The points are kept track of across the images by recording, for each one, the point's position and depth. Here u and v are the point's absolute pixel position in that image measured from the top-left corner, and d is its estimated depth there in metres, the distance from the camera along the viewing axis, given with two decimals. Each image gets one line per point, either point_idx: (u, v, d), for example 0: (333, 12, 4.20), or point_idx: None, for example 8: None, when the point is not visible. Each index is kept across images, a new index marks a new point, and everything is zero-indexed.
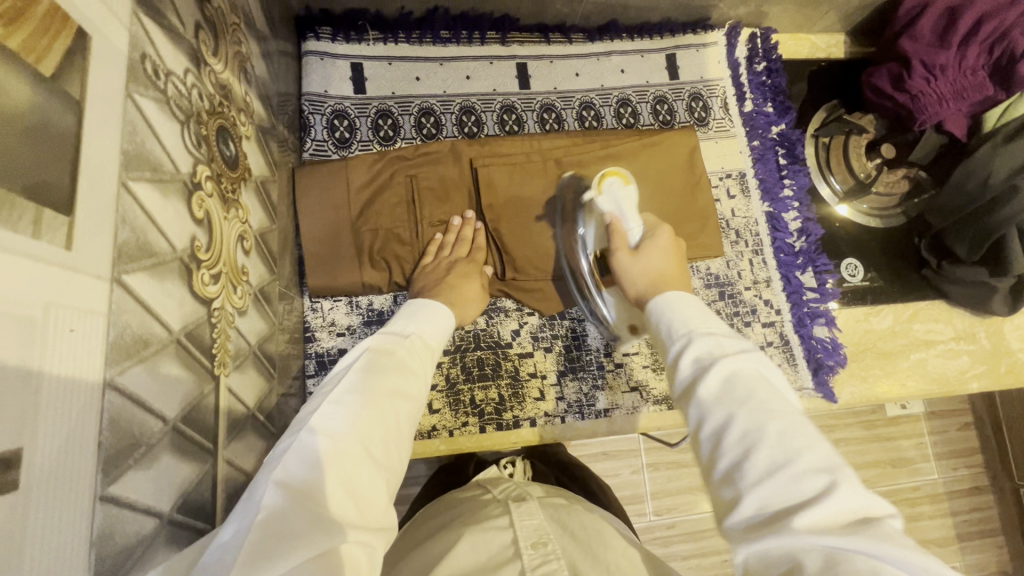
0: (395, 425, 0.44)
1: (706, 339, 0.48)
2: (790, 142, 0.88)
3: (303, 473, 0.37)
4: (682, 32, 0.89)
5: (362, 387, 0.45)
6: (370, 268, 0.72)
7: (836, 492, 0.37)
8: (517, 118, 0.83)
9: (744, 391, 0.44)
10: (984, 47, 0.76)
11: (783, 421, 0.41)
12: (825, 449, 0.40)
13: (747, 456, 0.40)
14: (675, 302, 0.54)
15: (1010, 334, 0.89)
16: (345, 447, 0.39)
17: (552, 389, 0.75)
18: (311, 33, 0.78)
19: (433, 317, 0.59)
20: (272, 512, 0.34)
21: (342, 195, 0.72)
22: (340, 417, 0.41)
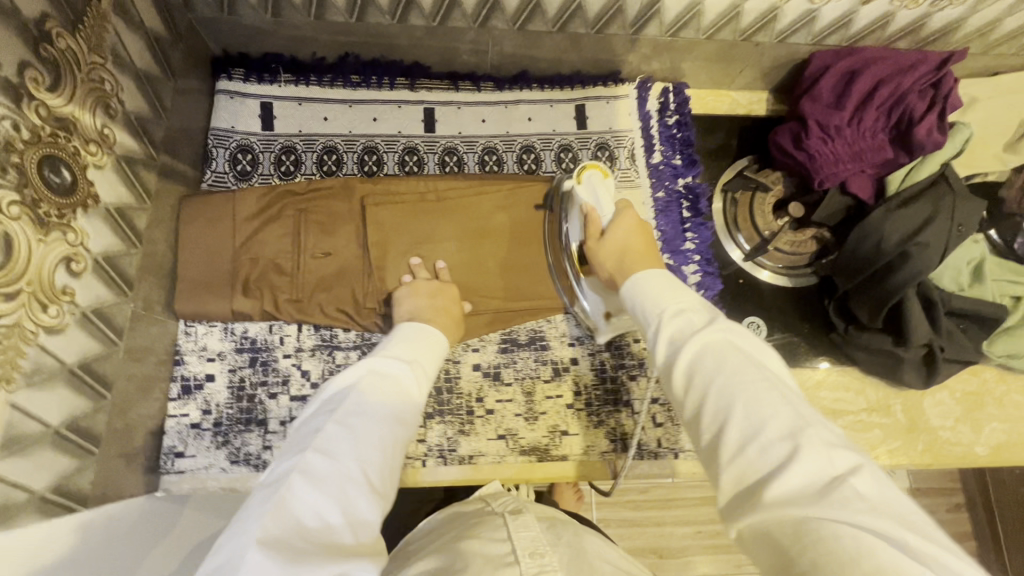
0: (389, 451, 0.49)
1: (680, 320, 0.50)
2: (695, 194, 0.87)
3: (310, 504, 0.41)
4: (593, 84, 0.91)
5: (361, 411, 0.49)
6: (243, 296, 0.73)
7: (800, 457, 0.37)
8: (418, 159, 0.86)
9: (713, 368, 0.45)
10: (881, 112, 0.76)
11: (749, 390, 0.42)
12: (791, 409, 0.41)
13: (722, 430, 0.42)
14: (647, 283, 0.56)
15: (931, 410, 0.84)
16: (342, 478, 0.43)
17: (415, 431, 0.73)
18: (224, 73, 0.83)
19: (425, 339, 0.63)
20: (276, 539, 0.38)
21: (226, 224, 0.75)
22: (340, 441, 0.46)
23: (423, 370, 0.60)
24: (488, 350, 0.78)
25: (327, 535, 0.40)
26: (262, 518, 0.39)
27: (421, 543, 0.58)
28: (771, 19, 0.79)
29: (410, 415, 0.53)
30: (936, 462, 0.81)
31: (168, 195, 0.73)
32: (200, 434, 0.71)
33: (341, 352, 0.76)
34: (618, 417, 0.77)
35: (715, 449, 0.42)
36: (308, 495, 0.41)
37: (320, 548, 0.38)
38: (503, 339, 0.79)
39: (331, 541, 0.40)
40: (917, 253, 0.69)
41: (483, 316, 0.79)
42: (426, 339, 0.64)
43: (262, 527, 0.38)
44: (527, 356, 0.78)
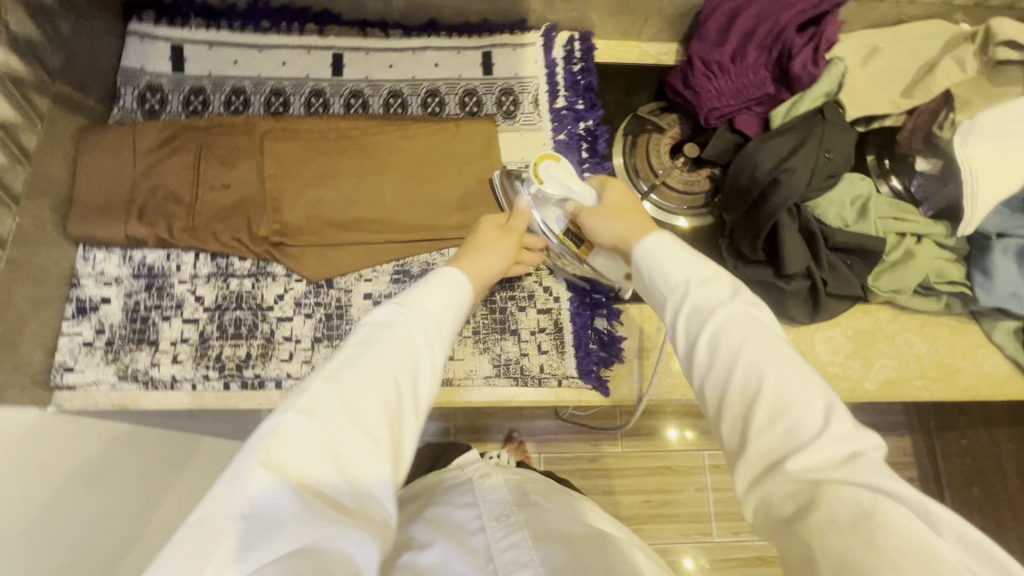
0: (391, 403, 0.45)
1: (702, 294, 0.54)
2: (594, 136, 0.89)
3: (304, 466, 0.40)
4: (499, 32, 0.93)
5: (353, 367, 0.46)
6: (138, 222, 0.76)
7: (827, 430, 0.41)
8: (324, 101, 0.89)
9: (735, 342, 0.49)
10: (762, 49, 0.78)
11: (777, 368, 0.46)
12: (817, 390, 0.45)
13: (751, 407, 0.45)
14: (658, 250, 0.59)
15: (822, 346, 0.85)
16: (332, 437, 0.41)
17: (302, 353, 0.76)
18: (135, 16, 0.86)
19: (452, 291, 0.59)
20: (265, 503, 0.38)
21: (127, 155, 0.78)
22: (327, 400, 0.43)
23: (446, 316, 0.56)
24: (380, 280, 0.80)
25: (328, 497, 0.39)
26: (248, 482, 0.38)
27: (411, 507, 0.75)
28: None
29: (414, 362, 0.50)
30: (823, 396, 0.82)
31: (68, 125, 0.76)
32: (91, 351, 0.74)
33: (235, 279, 0.78)
34: (504, 344, 0.79)
35: (741, 419, 0.45)
36: (305, 460, 0.40)
37: (309, 513, 0.38)
38: (396, 270, 0.81)
39: (327, 502, 0.39)
40: (786, 179, 0.72)
41: (375, 247, 0.81)
42: (455, 295, 0.59)
43: (252, 495, 0.38)
44: None
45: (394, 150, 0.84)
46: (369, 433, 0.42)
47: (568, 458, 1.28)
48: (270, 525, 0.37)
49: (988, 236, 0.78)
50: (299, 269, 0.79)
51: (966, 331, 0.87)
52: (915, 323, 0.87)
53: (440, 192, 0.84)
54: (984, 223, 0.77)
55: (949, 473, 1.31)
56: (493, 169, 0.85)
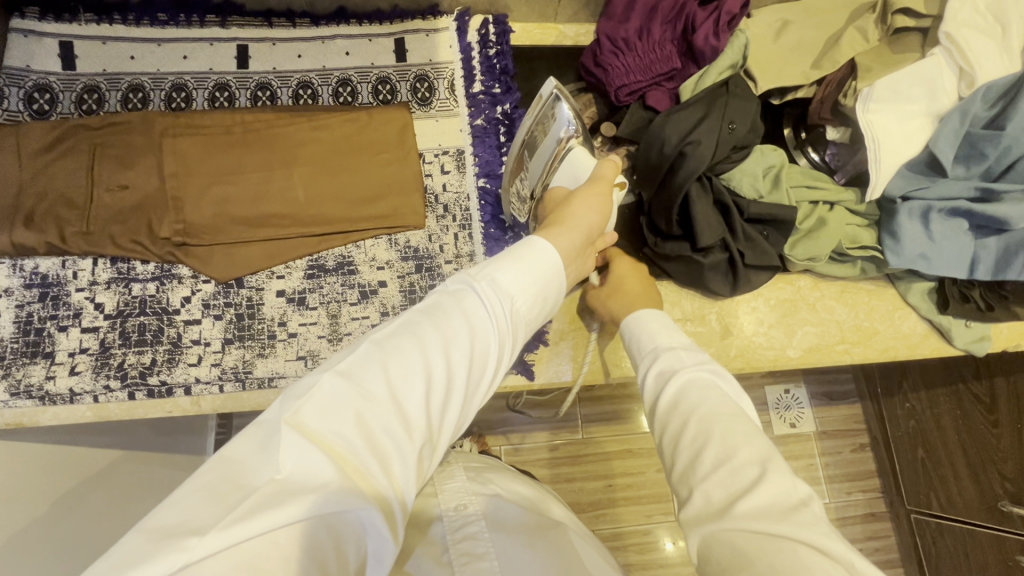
0: (435, 385, 0.40)
1: (671, 355, 0.57)
2: (512, 120, 0.88)
3: (336, 432, 0.36)
4: (412, 17, 0.91)
5: (410, 339, 0.41)
6: (24, 228, 0.72)
7: (768, 479, 0.43)
8: (230, 95, 0.86)
9: (696, 398, 0.52)
10: (666, 23, 0.78)
11: (726, 423, 0.48)
12: (764, 444, 0.46)
13: (698, 457, 0.47)
14: (648, 319, 0.64)
15: (745, 317, 0.86)
16: (367, 403, 0.37)
17: (211, 356, 0.73)
18: (17, 12, 0.81)
19: (537, 265, 0.49)
20: (292, 462, 0.34)
21: (11, 158, 0.74)
22: (372, 367, 0.39)
23: (526, 291, 0.48)
24: (293, 277, 0.78)
25: (352, 472, 0.35)
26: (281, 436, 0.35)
27: None
28: None
29: (472, 340, 0.43)
30: (747, 366, 0.84)
31: None
32: None
33: (138, 284, 0.75)
34: None
35: (689, 465, 0.47)
36: (338, 429, 0.36)
37: (331, 488, 0.34)
38: (310, 266, 0.78)
39: (347, 472, 0.35)
40: (692, 152, 0.72)
41: (286, 243, 0.78)
42: (541, 268, 0.49)
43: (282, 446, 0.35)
44: (333, 281, 0.78)
45: (304, 139, 0.81)
46: (404, 410, 0.38)
47: (521, 449, 1.27)
48: (285, 490, 0.33)
49: (894, 201, 0.80)
50: (204, 268, 0.76)
51: (883, 294, 0.89)
52: (835, 290, 0.88)
53: (356, 184, 0.81)
54: (887, 187, 0.79)
55: (894, 436, 1.35)
56: (407, 159, 0.84)
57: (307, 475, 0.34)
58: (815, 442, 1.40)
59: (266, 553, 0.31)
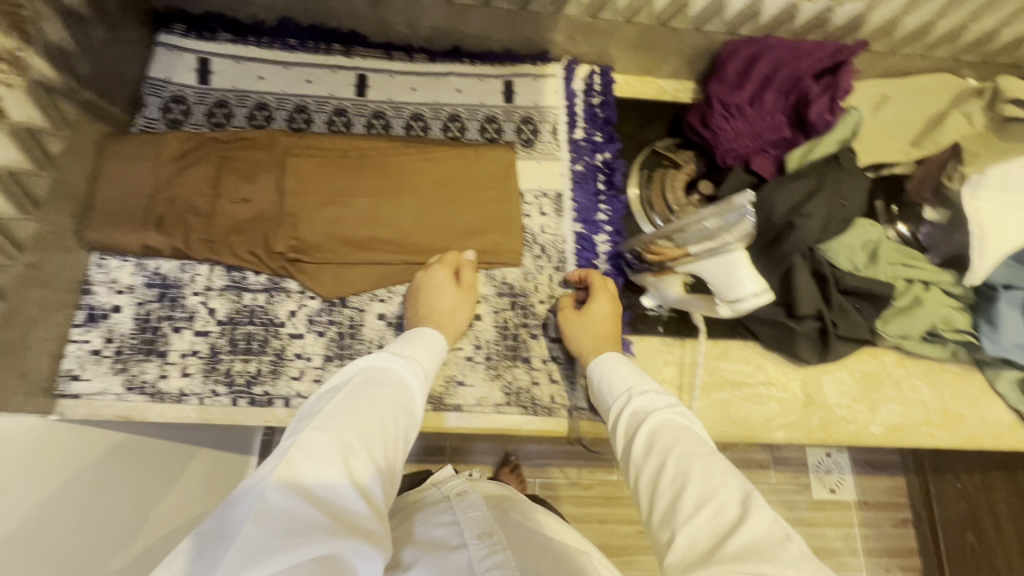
0: (385, 448, 0.54)
1: (642, 399, 0.63)
2: (611, 169, 0.91)
3: (308, 477, 0.47)
4: (522, 62, 0.95)
5: (346, 406, 0.55)
6: (155, 231, 0.76)
7: (750, 517, 0.47)
8: (347, 120, 0.90)
9: (669, 439, 0.57)
10: (779, 93, 0.80)
11: (704, 462, 0.53)
12: (740, 483, 0.51)
13: (680, 496, 0.51)
14: (610, 363, 0.71)
15: (829, 387, 0.85)
16: (338, 455, 0.49)
17: (312, 372, 0.75)
18: (165, 28, 0.87)
19: (430, 346, 0.69)
20: (283, 493, 0.45)
21: (150, 163, 0.78)
22: (328, 421, 0.52)
23: (422, 384, 0.64)
24: (394, 301, 0.80)
25: (336, 517, 0.45)
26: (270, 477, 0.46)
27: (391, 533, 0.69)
28: (681, 4, 0.84)
29: (407, 413, 0.59)
30: (830, 438, 0.83)
31: (92, 132, 0.75)
32: (99, 360, 0.73)
33: (249, 294, 0.78)
34: (515, 372, 0.79)
35: (670, 506, 0.51)
36: (306, 473, 0.47)
37: (328, 522, 0.44)
38: None
39: (336, 515, 0.45)
40: (802, 223, 0.73)
41: (387, 271, 0.81)
42: (429, 347, 0.69)
43: (269, 489, 0.45)
44: None
45: (416, 170, 0.85)
46: (374, 466, 0.51)
47: (562, 486, 1.26)
48: (291, 522, 0.43)
49: (994, 287, 0.80)
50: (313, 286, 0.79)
51: (970, 378, 0.88)
52: (921, 369, 0.87)
53: (458, 217, 0.84)
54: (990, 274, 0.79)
55: (943, 516, 1.30)
56: (508, 198, 0.86)
57: (303, 510, 0.44)
58: (856, 511, 1.35)
59: None
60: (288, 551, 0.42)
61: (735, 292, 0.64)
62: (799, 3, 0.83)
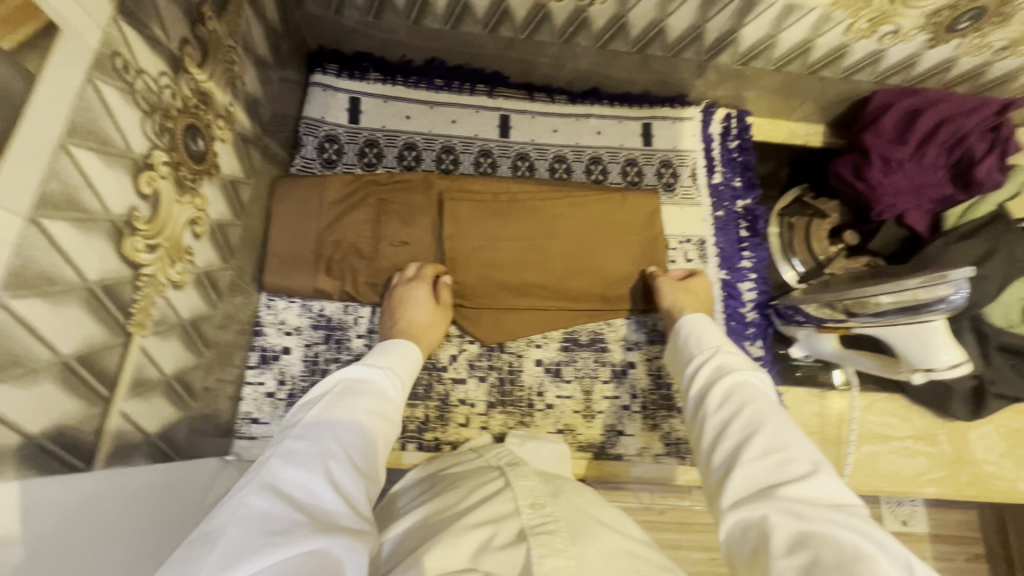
0: (364, 447, 0.53)
1: (726, 354, 0.64)
2: (754, 216, 0.90)
3: (289, 481, 0.45)
4: (661, 104, 0.96)
5: (327, 417, 0.53)
6: (325, 275, 0.77)
7: (818, 475, 0.48)
8: (492, 161, 0.91)
9: (750, 391, 0.58)
10: (942, 149, 0.80)
11: (775, 423, 0.53)
12: (811, 448, 0.51)
13: (747, 445, 0.52)
14: (700, 322, 0.71)
15: (976, 443, 0.85)
16: (321, 460, 0.48)
17: (477, 418, 0.77)
18: (318, 67, 0.88)
19: (404, 354, 0.68)
20: (266, 504, 0.42)
21: (314, 205, 0.77)
22: (310, 432, 0.51)
23: (399, 381, 0.63)
24: (550, 347, 0.81)
25: (312, 515, 0.43)
26: (254, 488, 0.44)
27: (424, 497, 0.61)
28: (840, 55, 0.84)
29: (386, 424, 0.58)
30: (980, 494, 0.82)
31: (265, 174, 0.76)
32: (274, 403, 0.75)
33: None
34: (671, 422, 0.79)
35: (731, 457, 0.52)
36: (288, 477, 0.45)
37: (313, 520, 0.43)
38: (565, 338, 0.82)
39: (314, 514, 0.44)
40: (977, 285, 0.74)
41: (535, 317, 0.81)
42: (405, 353, 0.68)
43: (248, 495, 0.43)
44: (586, 356, 0.81)
45: (567, 216, 0.81)
46: (355, 468, 0.50)
47: None
48: (274, 528, 0.41)
49: None
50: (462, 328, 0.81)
51: None
52: None
53: (611, 264, 0.82)
54: None
55: None
56: (657, 243, 0.84)
57: (284, 515, 0.42)
58: None
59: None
60: (271, 548, 0.39)
61: (941, 364, 0.65)
62: (960, 57, 0.83)
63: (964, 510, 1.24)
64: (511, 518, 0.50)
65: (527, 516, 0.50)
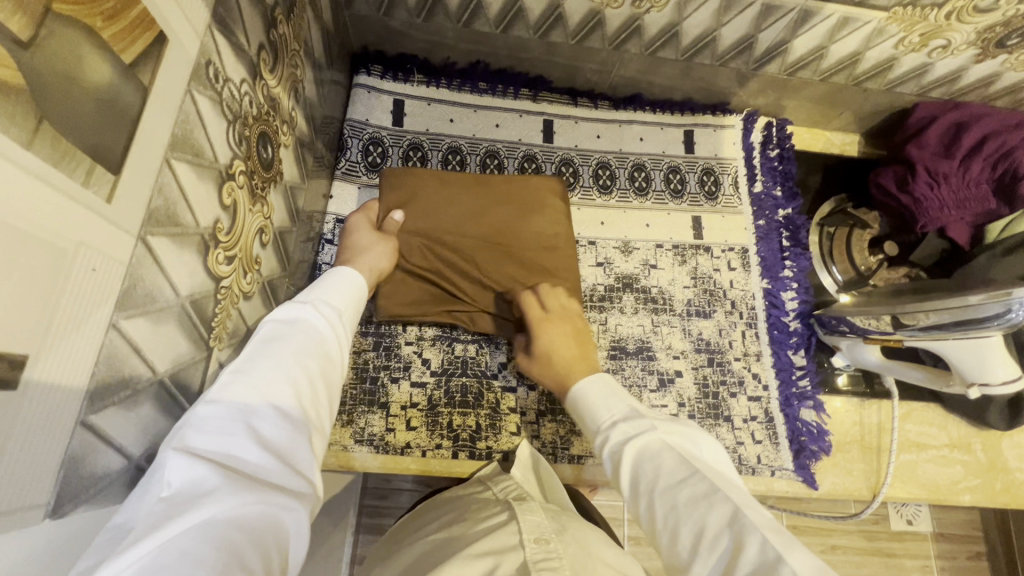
0: (305, 384, 0.45)
1: (620, 427, 0.56)
2: (795, 226, 0.91)
3: (204, 447, 0.37)
4: (702, 112, 0.96)
5: (252, 364, 0.44)
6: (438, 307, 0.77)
7: (741, 544, 0.41)
8: (537, 167, 0.90)
9: (650, 473, 0.50)
10: (987, 163, 0.81)
11: (687, 493, 0.47)
12: (725, 498, 0.45)
13: (675, 537, 0.45)
14: (592, 387, 0.62)
15: (1008, 451, 0.86)
16: (238, 419, 0.39)
17: (528, 427, 0.77)
18: (363, 69, 0.87)
19: (347, 284, 0.59)
20: (180, 475, 0.35)
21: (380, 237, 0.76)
22: (235, 382, 0.42)
23: (340, 310, 0.56)
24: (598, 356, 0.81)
25: (242, 474, 0.37)
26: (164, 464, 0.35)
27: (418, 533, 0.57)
28: (887, 67, 0.84)
29: (328, 364, 0.49)
30: (1013, 502, 0.84)
31: (313, 178, 0.75)
32: None
33: (460, 344, 0.79)
34: (718, 430, 0.80)
35: (670, 544, 0.46)
36: (204, 441, 0.37)
37: (233, 481, 0.35)
38: (612, 347, 0.82)
39: (241, 475, 0.36)
40: None
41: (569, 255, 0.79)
42: (348, 290, 0.59)
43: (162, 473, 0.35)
44: (634, 364, 0.81)
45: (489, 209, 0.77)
46: (283, 416, 0.42)
47: None
48: (191, 498, 0.33)
49: None
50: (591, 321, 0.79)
51: None
52: None
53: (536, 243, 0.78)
54: None
55: None
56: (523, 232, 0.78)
57: (209, 484, 0.34)
58: None
59: (195, 546, 0.30)
60: (176, 518, 0.32)
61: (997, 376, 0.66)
62: (1003, 72, 0.84)
63: (971, 513, 1.25)
64: (515, 552, 0.45)
65: (529, 551, 0.45)
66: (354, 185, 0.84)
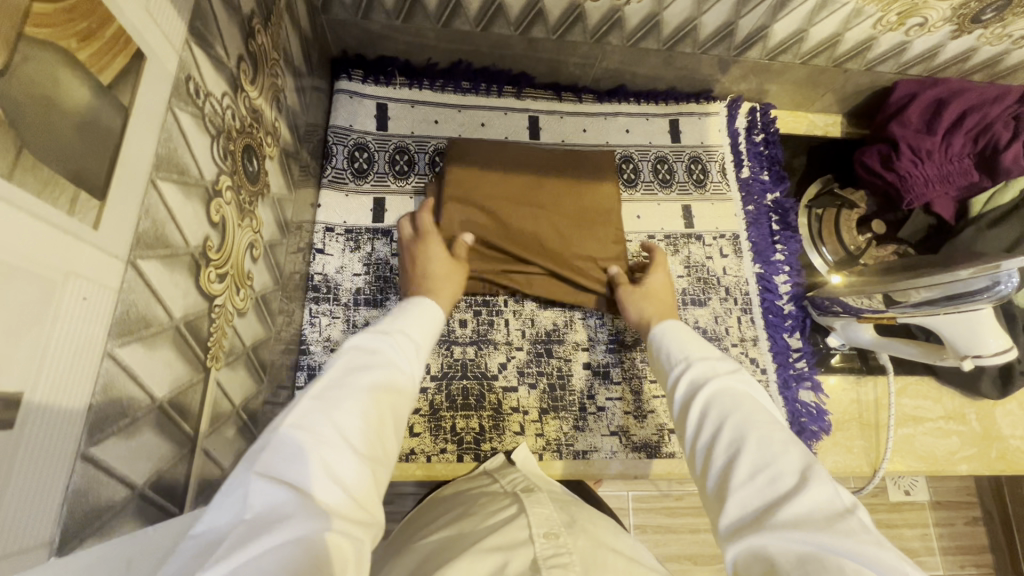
0: (382, 417, 0.43)
1: (705, 364, 0.55)
2: (783, 210, 0.92)
3: (284, 471, 0.35)
4: (686, 101, 0.96)
5: (334, 391, 0.42)
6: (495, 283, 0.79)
7: (805, 487, 0.40)
8: None
9: (730, 406, 0.49)
10: (968, 138, 0.82)
11: (762, 430, 0.45)
12: (801, 450, 0.44)
13: (733, 464, 0.44)
14: (674, 331, 0.62)
15: (1001, 419, 0.88)
16: (319, 446, 0.37)
17: (531, 426, 0.76)
18: (344, 74, 0.86)
19: (421, 314, 0.57)
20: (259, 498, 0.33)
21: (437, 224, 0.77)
22: (315, 408, 0.40)
23: (415, 342, 0.53)
24: (597, 350, 0.81)
25: (319, 507, 0.34)
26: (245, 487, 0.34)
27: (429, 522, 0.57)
28: (866, 48, 0.85)
29: (405, 397, 0.47)
30: (1009, 468, 0.86)
31: (300, 188, 0.74)
32: None
33: (458, 347, 0.78)
34: None
35: (723, 471, 0.44)
36: (288, 461, 0.36)
37: (313, 510, 0.34)
38: (610, 340, 0.81)
39: (317, 505, 0.34)
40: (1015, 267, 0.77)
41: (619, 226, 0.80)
42: (420, 318, 0.57)
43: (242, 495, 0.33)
44: (634, 357, 0.81)
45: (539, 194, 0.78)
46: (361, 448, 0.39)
47: None
48: (267, 525, 0.32)
49: None
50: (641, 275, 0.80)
51: None
52: None
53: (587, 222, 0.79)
54: None
55: None
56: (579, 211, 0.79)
57: (286, 512, 0.33)
58: None
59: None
60: (263, 543, 0.30)
61: (987, 348, 0.67)
62: (979, 47, 0.85)
63: (965, 480, 1.28)
64: (526, 546, 0.45)
65: (540, 546, 0.45)
66: (342, 192, 0.83)
